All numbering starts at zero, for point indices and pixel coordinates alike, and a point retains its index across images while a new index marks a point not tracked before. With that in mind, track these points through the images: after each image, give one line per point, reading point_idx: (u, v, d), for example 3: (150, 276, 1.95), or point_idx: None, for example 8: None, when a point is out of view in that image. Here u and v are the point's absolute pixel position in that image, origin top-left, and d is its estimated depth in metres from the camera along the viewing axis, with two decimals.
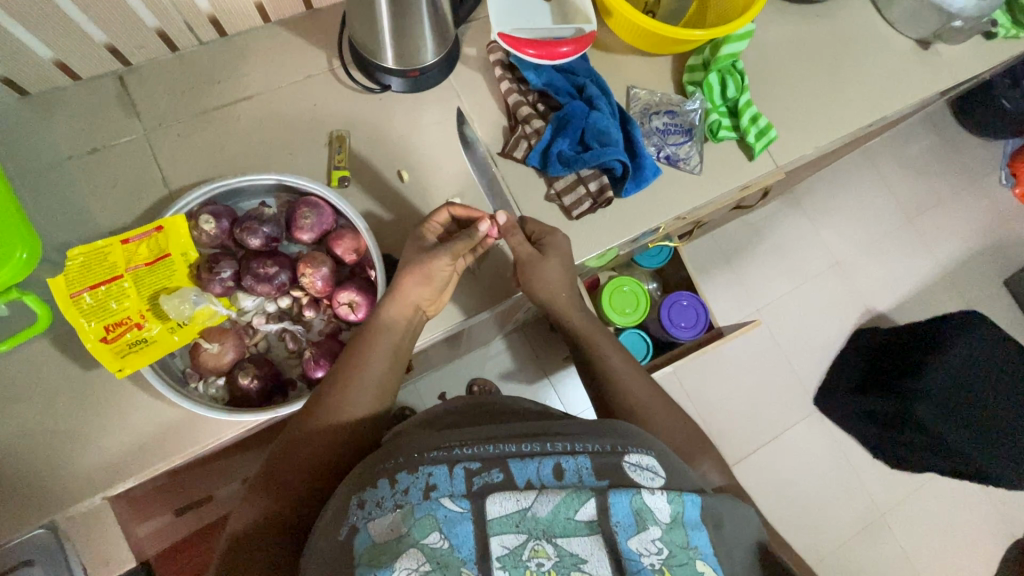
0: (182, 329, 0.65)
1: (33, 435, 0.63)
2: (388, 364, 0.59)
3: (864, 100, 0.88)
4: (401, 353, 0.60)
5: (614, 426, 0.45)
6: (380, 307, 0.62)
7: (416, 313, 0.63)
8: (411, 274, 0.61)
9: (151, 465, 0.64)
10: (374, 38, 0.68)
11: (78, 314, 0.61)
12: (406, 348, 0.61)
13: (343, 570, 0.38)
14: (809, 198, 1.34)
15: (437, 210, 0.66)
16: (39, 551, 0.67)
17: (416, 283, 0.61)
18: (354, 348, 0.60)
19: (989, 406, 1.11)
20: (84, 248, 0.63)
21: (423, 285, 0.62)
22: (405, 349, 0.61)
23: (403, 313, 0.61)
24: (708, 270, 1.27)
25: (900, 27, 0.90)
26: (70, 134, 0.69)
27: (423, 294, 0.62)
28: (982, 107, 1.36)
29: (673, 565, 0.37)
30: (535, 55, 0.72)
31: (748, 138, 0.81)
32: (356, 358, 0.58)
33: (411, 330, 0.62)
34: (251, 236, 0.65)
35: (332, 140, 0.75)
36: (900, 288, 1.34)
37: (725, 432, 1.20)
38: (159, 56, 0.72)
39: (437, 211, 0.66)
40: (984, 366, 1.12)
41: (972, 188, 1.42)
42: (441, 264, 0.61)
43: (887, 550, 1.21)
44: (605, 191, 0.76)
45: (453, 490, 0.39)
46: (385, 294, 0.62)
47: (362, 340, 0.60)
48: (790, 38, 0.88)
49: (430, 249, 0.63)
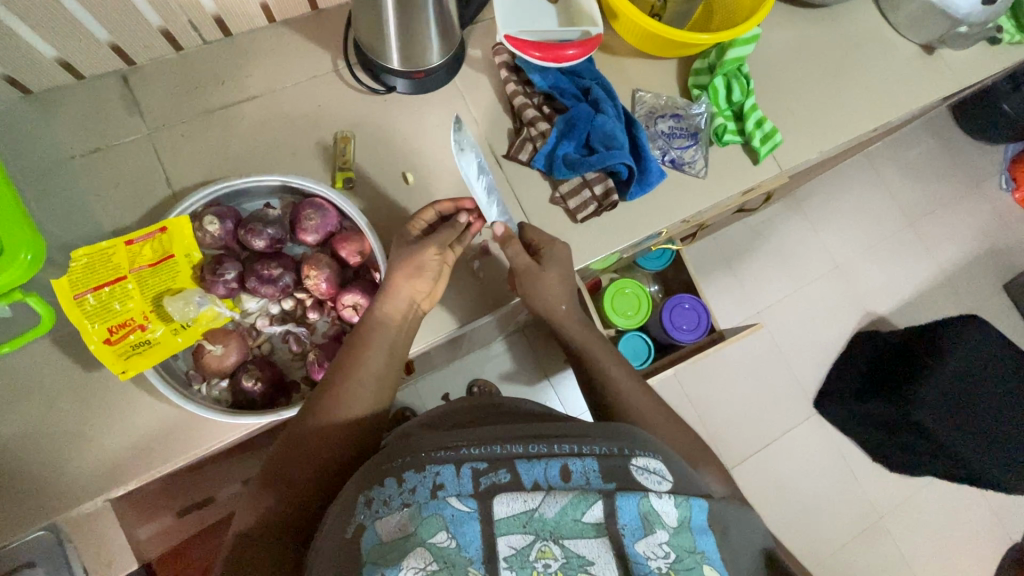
0: (185, 330, 0.65)
1: (35, 434, 0.63)
2: (387, 364, 0.59)
3: (867, 104, 0.88)
4: (398, 350, 0.60)
5: (620, 429, 0.45)
6: (376, 306, 0.61)
7: (410, 308, 0.62)
8: (402, 267, 0.61)
9: (154, 467, 0.64)
10: (379, 39, 0.68)
11: (81, 316, 0.61)
12: (402, 347, 0.61)
13: (347, 569, 0.38)
14: (811, 201, 1.34)
15: (421, 209, 0.66)
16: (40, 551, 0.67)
17: (407, 277, 0.61)
18: (350, 347, 0.59)
19: (991, 411, 1.10)
20: (88, 249, 0.62)
21: (415, 279, 0.61)
22: (402, 348, 0.61)
23: (399, 310, 0.61)
24: (710, 272, 1.27)
25: (904, 32, 0.90)
26: (74, 133, 0.69)
27: (419, 290, 0.62)
28: (983, 112, 1.35)
29: (679, 569, 0.37)
30: (541, 57, 0.72)
31: (753, 142, 0.81)
32: (353, 357, 0.58)
33: (408, 328, 0.62)
34: (255, 237, 0.65)
35: (337, 141, 0.75)
36: (901, 291, 1.34)
37: (727, 435, 1.20)
38: (164, 56, 0.72)
39: (421, 209, 0.67)
40: (987, 370, 1.12)
41: (972, 192, 1.42)
42: (431, 254, 0.62)
43: (887, 554, 1.21)
44: (610, 194, 0.76)
45: (460, 489, 0.39)
46: (378, 292, 0.62)
47: (361, 339, 0.59)
48: (795, 42, 0.88)
49: (418, 242, 0.63)
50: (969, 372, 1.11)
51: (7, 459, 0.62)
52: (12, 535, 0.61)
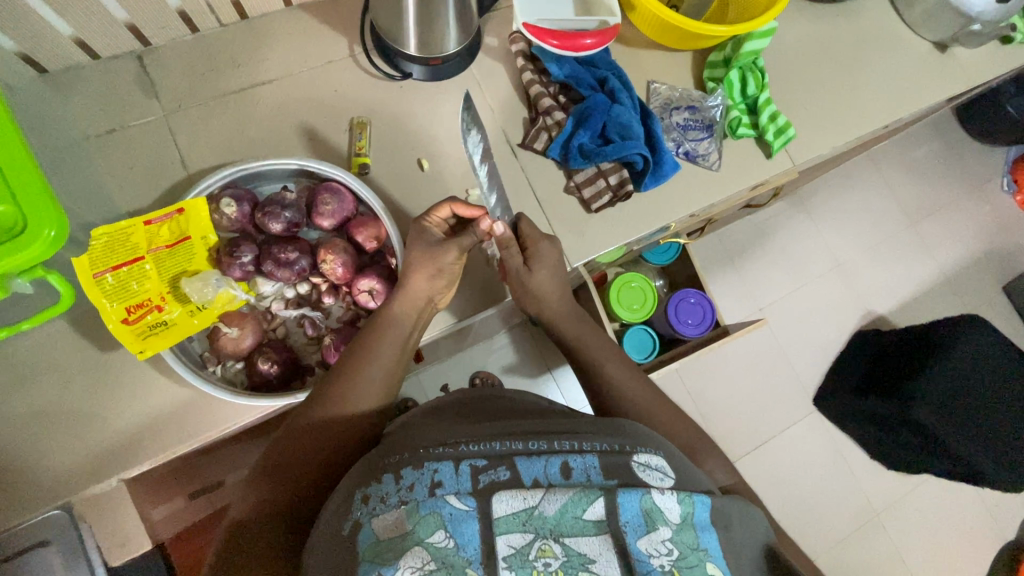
0: (201, 313, 0.66)
1: (49, 415, 0.64)
2: (403, 355, 0.61)
3: (880, 101, 0.87)
4: (412, 340, 0.62)
5: (621, 425, 0.46)
6: (390, 300, 0.62)
7: (428, 306, 0.64)
8: (423, 267, 0.62)
9: (169, 448, 0.66)
10: (397, 24, 0.67)
11: (101, 295, 0.61)
12: (413, 341, 0.63)
13: (345, 567, 0.39)
14: (817, 198, 1.32)
15: (438, 206, 0.66)
16: (54, 532, 0.69)
17: (426, 278, 0.62)
18: (358, 338, 0.60)
19: (983, 411, 1.11)
20: (107, 228, 0.61)
21: (435, 280, 0.63)
22: (413, 344, 0.62)
23: (415, 308, 0.62)
24: (714, 269, 1.26)
25: (919, 29, 0.89)
26: (88, 113, 0.70)
27: (439, 287, 0.64)
28: (987, 113, 1.33)
29: (682, 567, 0.38)
30: (558, 46, 0.72)
31: (766, 136, 0.80)
32: (364, 348, 0.59)
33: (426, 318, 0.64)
34: (272, 220, 0.66)
35: (353, 127, 0.74)
36: (904, 290, 1.33)
37: (726, 431, 1.20)
38: (179, 37, 0.72)
39: (438, 205, 0.67)
40: (983, 367, 1.12)
41: (976, 193, 1.40)
42: (451, 257, 0.63)
43: (881, 550, 1.22)
44: (625, 184, 0.75)
45: (459, 487, 0.40)
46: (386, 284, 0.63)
47: (378, 329, 0.60)
48: (810, 36, 0.86)
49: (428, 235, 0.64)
50: (965, 374, 1.11)
51: (27, 436, 0.64)
52: (26, 514, 0.63)
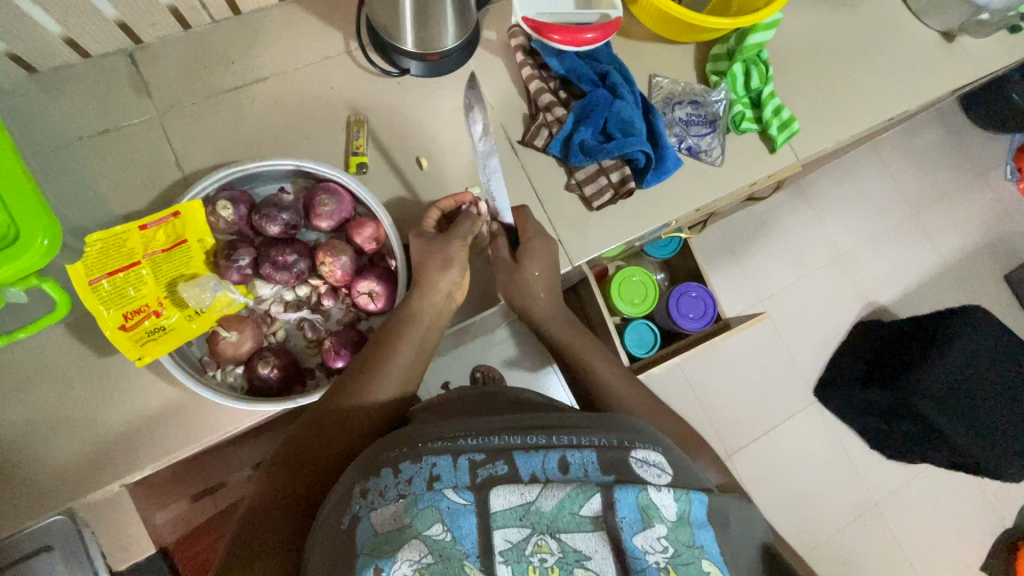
0: (199, 317, 0.66)
1: (47, 418, 0.65)
2: (415, 357, 0.61)
3: (882, 92, 0.86)
4: (428, 343, 0.62)
5: (619, 421, 0.46)
6: (409, 298, 0.64)
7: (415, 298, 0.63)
8: (432, 261, 0.65)
9: (170, 452, 0.67)
10: (393, 19, 0.67)
11: (96, 302, 0.61)
12: (430, 339, 0.63)
13: (343, 560, 0.38)
14: (819, 189, 1.31)
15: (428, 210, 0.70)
16: (55, 535, 0.69)
17: (438, 270, 0.65)
18: (382, 337, 0.62)
19: (981, 403, 1.14)
20: (102, 235, 0.62)
21: (446, 270, 0.65)
22: (430, 340, 0.63)
23: (427, 306, 0.63)
24: (715, 261, 1.25)
25: (923, 16, 0.87)
26: (80, 115, 0.70)
27: (447, 278, 0.65)
28: (993, 101, 1.32)
29: (677, 564, 0.37)
30: (559, 40, 0.70)
31: (770, 130, 0.80)
32: (384, 354, 0.60)
33: (436, 325, 0.64)
34: (269, 223, 0.66)
35: (350, 125, 0.75)
36: (906, 279, 1.31)
37: (725, 423, 1.20)
38: (171, 34, 0.72)
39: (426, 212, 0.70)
40: (986, 361, 1.15)
41: (980, 180, 1.39)
42: (454, 246, 0.65)
43: (880, 539, 1.21)
44: (627, 181, 0.75)
45: (457, 481, 0.40)
46: None
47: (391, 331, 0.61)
48: (813, 26, 0.85)
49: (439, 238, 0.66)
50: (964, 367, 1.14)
51: (27, 440, 0.64)
52: (31, 518, 0.64)
